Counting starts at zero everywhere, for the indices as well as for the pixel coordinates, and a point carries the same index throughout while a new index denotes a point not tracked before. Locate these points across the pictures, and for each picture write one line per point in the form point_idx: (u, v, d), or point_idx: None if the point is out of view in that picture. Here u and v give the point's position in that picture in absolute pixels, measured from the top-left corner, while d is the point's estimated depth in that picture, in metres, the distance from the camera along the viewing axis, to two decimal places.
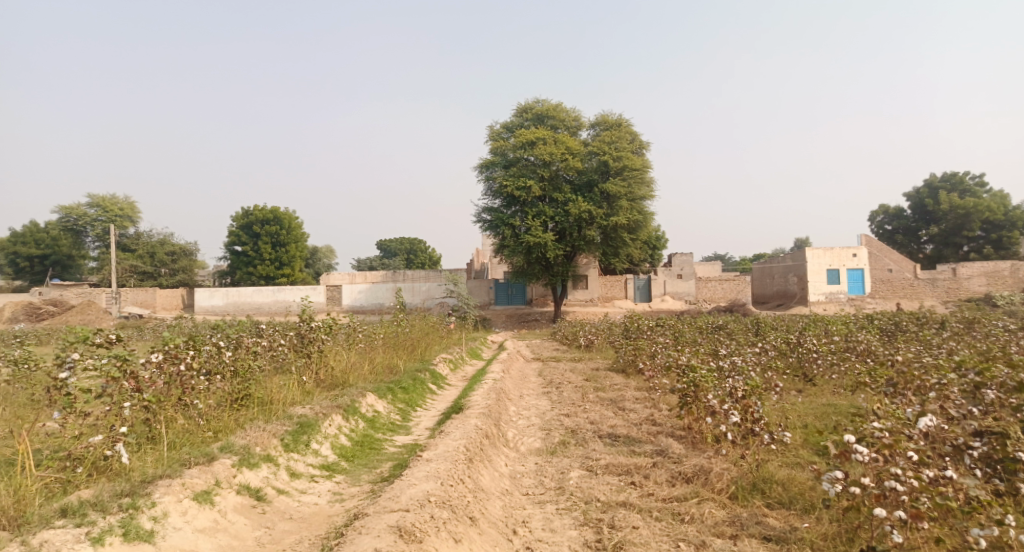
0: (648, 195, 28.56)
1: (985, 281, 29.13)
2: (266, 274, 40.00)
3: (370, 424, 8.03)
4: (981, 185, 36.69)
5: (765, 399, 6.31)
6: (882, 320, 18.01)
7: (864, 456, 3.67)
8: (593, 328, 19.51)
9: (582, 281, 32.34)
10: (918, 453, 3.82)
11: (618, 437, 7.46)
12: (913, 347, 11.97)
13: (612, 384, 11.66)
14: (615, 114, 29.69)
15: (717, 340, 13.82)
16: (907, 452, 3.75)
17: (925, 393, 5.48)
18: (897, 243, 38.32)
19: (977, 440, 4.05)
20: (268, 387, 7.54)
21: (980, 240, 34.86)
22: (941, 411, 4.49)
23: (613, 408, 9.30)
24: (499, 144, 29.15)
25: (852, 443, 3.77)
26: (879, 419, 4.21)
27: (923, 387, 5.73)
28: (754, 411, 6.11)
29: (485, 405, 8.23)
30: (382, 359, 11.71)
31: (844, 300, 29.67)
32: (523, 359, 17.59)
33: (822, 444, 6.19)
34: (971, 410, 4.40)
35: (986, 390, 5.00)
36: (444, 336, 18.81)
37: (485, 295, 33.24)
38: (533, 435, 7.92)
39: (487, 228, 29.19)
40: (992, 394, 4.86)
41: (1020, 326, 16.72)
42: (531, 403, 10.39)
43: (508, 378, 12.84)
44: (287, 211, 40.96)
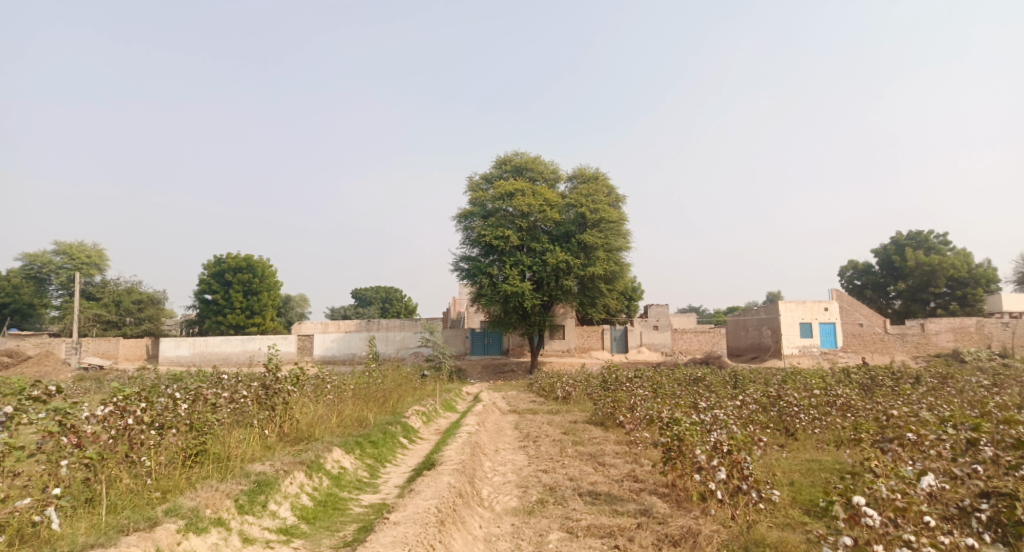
0: (625, 247, 28.74)
1: (953, 336, 29.56)
2: (236, 323, 39.01)
3: (335, 481, 7.55)
4: (944, 243, 37.79)
5: (754, 454, 6.06)
6: (857, 373, 18.00)
7: (873, 520, 3.40)
8: (570, 380, 19.16)
9: (559, 332, 32.10)
10: (924, 514, 3.56)
11: (599, 495, 7.08)
12: (892, 402, 11.84)
13: (591, 437, 11.28)
14: (592, 168, 30.15)
15: (696, 392, 13.58)
16: (913, 514, 3.50)
17: (918, 449, 5.26)
18: (866, 298, 39.02)
19: (984, 502, 3.81)
20: (227, 442, 7.07)
21: (946, 296, 35.61)
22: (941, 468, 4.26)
23: (592, 463, 8.93)
24: (478, 195, 29.28)
25: (859, 506, 3.49)
26: (879, 478, 3.95)
27: (915, 442, 5.51)
28: (742, 468, 5.84)
29: (459, 461, 7.80)
30: (352, 411, 11.22)
31: (817, 353, 29.81)
32: (500, 412, 17.11)
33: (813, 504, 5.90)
34: (972, 468, 4.17)
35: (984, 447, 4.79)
36: (417, 388, 18.26)
37: (461, 346, 32.73)
38: (509, 493, 7.50)
39: (464, 277, 28.99)
40: (990, 452, 4.66)
41: (992, 381, 16.78)
42: (508, 458, 9.95)
43: (484, 431, 12.38)
44: (261, 259, 40.37)
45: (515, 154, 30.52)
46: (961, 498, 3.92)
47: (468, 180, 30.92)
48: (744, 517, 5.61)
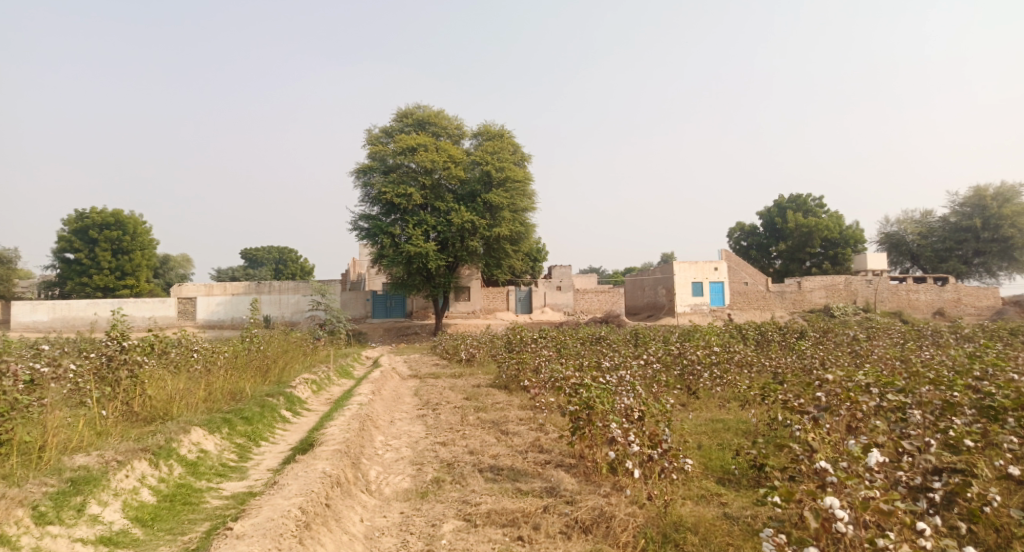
0: (530, 208, 28.18)
1: (825, 294, 31.57)
2: (104, 285, 35.12)
3: (190, 469, 6.38)
4: (820, 206, 40.20)
5: (671, 423, 5.60)
6: (749, 329, 18.48)
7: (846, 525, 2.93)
8: (474, 341, 18.48)
9: (463, 294, 31.35)
10: (885, 498, 3.07)
11: (501, 470, 6.40)
12: (784, 358, 11.99)
13: (494, 403, 10.62)
14: (497, 125, 29.06)
15: (600, 352, 13.28)
16: (875, 505, 3.01)
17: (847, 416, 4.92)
18: (751, 258, 41.14)
19: (935, 481, 3.50)
20: (45, 426, 5.72)
21: (820, 256, 38.07)
22: (883, 444, 3.90)
23: (495, 433, 8.25)
24: (376, 149, 27.44)
25: (830, 508, 3.00)
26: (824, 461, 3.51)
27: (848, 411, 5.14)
28: (658, 438, 5.33)
29: (343, 439, 6.84)
30: (224, 382, 9.87)
31: (707, 311, 30.97)
32: (399, 377, 16.17)
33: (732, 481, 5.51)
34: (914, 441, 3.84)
35: (912, 414, 4.53)
36: (308, 354, 16.86)
37: (360, 308, 31.18)
38: (400, 473, 6.65)
39: (363, 237, 27.36)
40: (917, 416, 4.48)
41: (866, 334, 17.74)
42: (403, 429, 9.06)
43: (379, 400, 11.43)
44: (132, 214, 36.40)
45: (417, 107, 28.82)
46: (907, 474, 3.55)
47: (367, 133, 28.91)
48: (660, 493, 5.08)
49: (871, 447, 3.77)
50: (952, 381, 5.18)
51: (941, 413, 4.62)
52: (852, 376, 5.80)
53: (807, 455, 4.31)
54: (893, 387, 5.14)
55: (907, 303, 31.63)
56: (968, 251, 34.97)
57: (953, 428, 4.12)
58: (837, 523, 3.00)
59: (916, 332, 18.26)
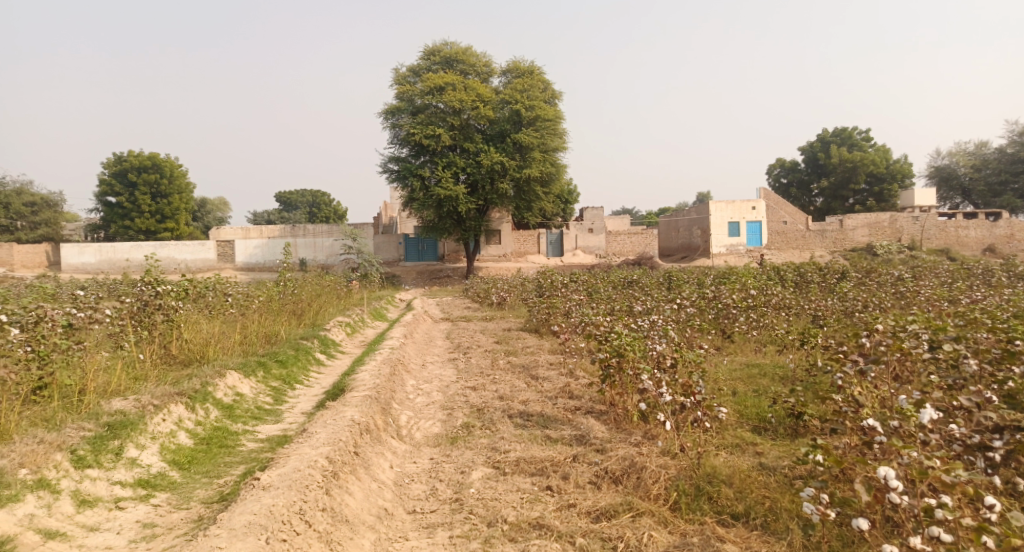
0: (561, 147, 27.49)
1: (868, 232, 30.45)
2: (145, 228, 35.96)
3: (226, 412, 6.50)
4: (866, 140, 38.32)
5: (706, 373, 5.43)
6: (788, 270, 17.95)
7: (901, 497, 2.74)
8: (505, 284, 18.41)
9: (494, 236, 31.19)
10: (936, 461, 2.87)
11: (531, 417, 6.36)
12: (824, 300, 11.59)
13: (525, 347, 10.57)
14: (527, 61, 28.05)
15: (632, 295, 13.04)
16: (931, 470, 2.81)
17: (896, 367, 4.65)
18: (791, 196, 39.81)
19: (997, 440, 3.27)
20: (84, 371, 5.86)
21: (865, 193, 36.57)
22: (938, 400, 3.66)
23: (525, 378, 8.20)
24: (404, 89, 26.85)
25: (886, 478, 2.81)
26: (873, 422, 3.32)
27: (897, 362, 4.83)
28: (693, 389, 5.16)
29: (374, 385, 6.86)
30: (259, 325, 9.99)
31: (743, 252, 30.24)
32: (430, 320, 16.27)
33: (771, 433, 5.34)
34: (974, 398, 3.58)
35: (968, 365, 4.25)
36: (342, 298, 17.03)
37: (393, 252, 31.33)
38: (431, 418, 6.68)
39: (393, 179, 27.18)
40: (973, 365, 4.18)
41: (910, 274, 17.08)
42: (434, 374, 9.09)
43: (411, 344, 11.51)
44: (168, 158, 36.79)
45: (444, 44, 27.94)
46: (964, 433, 3.34)
47: (394, 72, 28.26)
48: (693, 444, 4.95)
49: (922, 404, 3.54)
50: (1010, 327, 4.84)
51: (1000, 362, 4.32)
52: (901, 321, 5.48)
53: (852, 409, 4.08)
54: (948, 334, 4.82)
55: (955, 241, 30.32)
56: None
57: (1014, 380, 3.84)
58: (888, 493, 2.79)
59: (965, 271, 17.49)
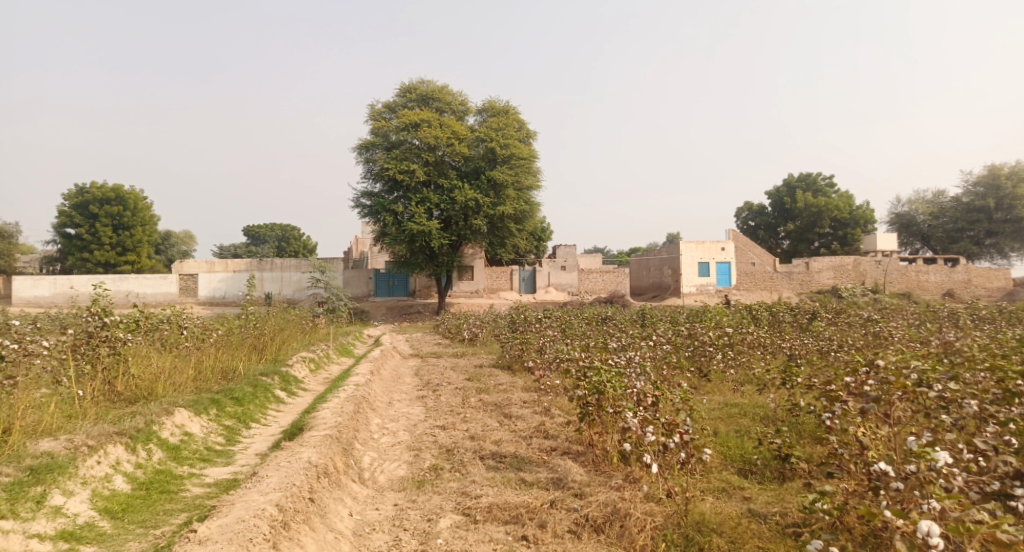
0: (534, 185, 27.57)
1: (833, 274, 30.96)
2: (105, 260, 34.78)
3: (172, 454, 5.97)
4: (830, 185, 39.41)
5: (692, 413, 5.16)
6: (760, 310, 17.96)
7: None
8: (476, 321, 18.04)
9: (466, 273, 30.88)
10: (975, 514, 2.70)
11: (504, 458, 5.97)
12: (799, 340, 11.50)
13: (497, 384, 10.17)
14: (502, 101, 28.30)
15: (606, 332, 12.79)
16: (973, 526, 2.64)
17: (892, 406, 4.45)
18: (758, 239, 40.51)
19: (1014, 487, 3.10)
20: (12, 408, 5.32)
21: (829, 237, 37.40)
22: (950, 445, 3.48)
23: (497, 416, 7.81)
24: (379, 124, 26.74)
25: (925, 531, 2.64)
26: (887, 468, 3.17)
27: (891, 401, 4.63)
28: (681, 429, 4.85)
29: (336, 424, 6.41)
30: (216, 360, 9.43)
31: (713, 292, 30.46)
32: (399, 356, 15.76)
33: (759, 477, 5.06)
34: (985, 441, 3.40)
35: (968, 405, 4.07)
36: (308, 332, 16.43)
37: (363, 287, 30.73)
38: (396, 460, 6.23)
39: (365, 214, 26.84)
40: (973, 406, 4.02)
41: (880, 316, 17.21)
42: (401, 412, 8.63)
43: (378, 381, 11.03)
44: (133, 189, 35.89)
45: (420, 82, 28.05)
46: (981, 479, 3.16)
47: (369, 108, 28.20)
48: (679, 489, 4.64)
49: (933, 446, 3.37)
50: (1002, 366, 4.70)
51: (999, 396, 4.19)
52: (890, 361, 5.32)
53: (854, 450, 3.84)
54: (943, 372, 4.66)
55: (915, 285, 30.97)
56: (979, 232, 34.31)
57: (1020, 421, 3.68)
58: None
59: (932, 313, 17.68)
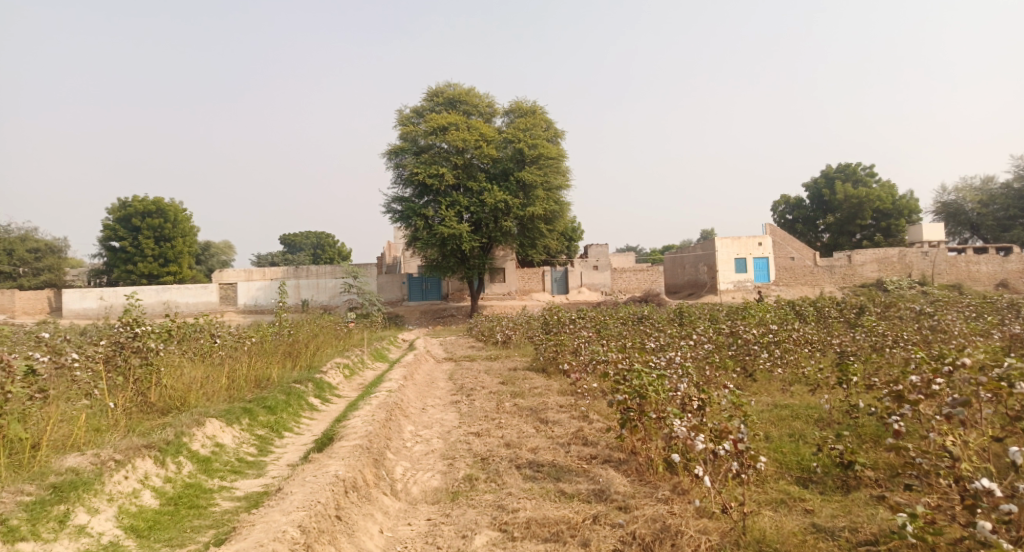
0: (564, 185, 27.21)
1: (877, 267, 29.79)
2: (148, 272, 35.61)
3: (202, 466, 5.83)
4: (871, 175, 38.04)
5: (744, 418, 4.79)
6: (803, 306, 17.25)
7: None
8: (510, 323, 17.76)
9: (499, 275, 30.66)
10: None
11: (541, 467, 5.68)
12: (849, 336, 10.90)
13: (532, 388, 9.86)
14: (529, 101, 27.99)
15: (643, 331, 12.37)
16: None
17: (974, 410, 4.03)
18: (797, 232, 39.31)
19: None
20: (42, 422, 5.26)
21: (872, 228, 36.07)
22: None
23: (533, 422, 7.52)
24: (408, 129, 26.72)
25: None
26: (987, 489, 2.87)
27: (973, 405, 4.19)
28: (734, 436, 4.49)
29: (366, 433, 6.20)
30: (249, 369, 9.35)
31: (751, 288, 29.61)
32: (433, 360, 15.58)
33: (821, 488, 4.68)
34: None
35: None
36: (342, 338, 16.38)
37: (396, 292, 30.76)
38: (430, 470, 5.98)
39: (396, 219, 26.83)
40: None
41: (932, 308, 16.35)
42: (434, 418, 8.39)
43: (412, 386, 10.84)
44: (173, 202, 36.69)
45: (447, 85, 27.96)
46: None
47: (397, 114, 28.20)
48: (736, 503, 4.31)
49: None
50: None
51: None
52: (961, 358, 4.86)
53: (935, 461, 3.44)
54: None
55: (966, 276, 29.59)
56: None
57: None
58: None
59: (989, 305, 16.73)
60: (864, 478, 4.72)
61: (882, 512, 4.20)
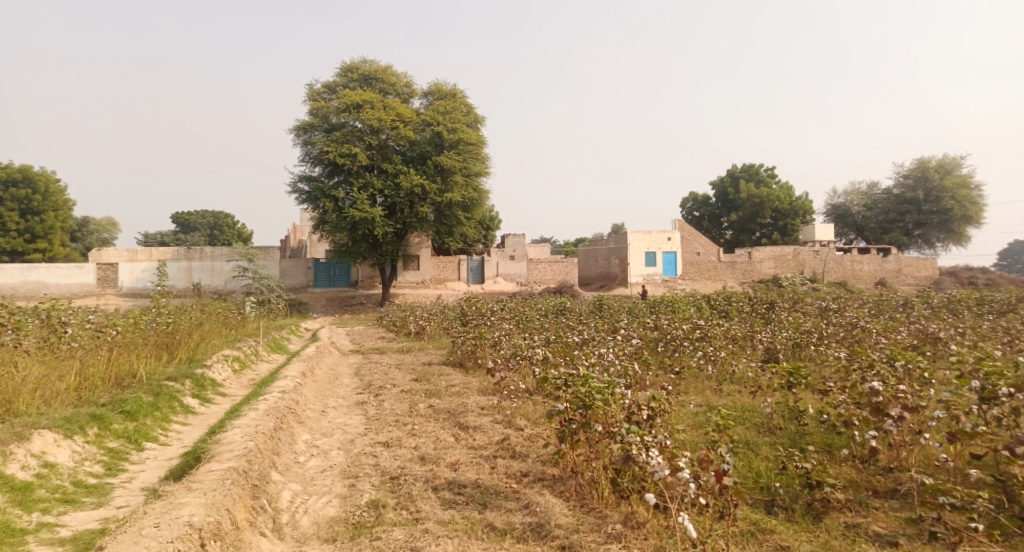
0: (483, 172, 26.21)
1: (773, 264, 30.88)
2: (11, 248, 31.37)
3: (17, 497, 4.45)
4: (772, 176, 39.72)
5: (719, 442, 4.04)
6: (719, 300, 17.21)
7: None
8: (424, 312, 16.60)
9: (412, 262, 29.24)
10: None
11: (464, 487, 4.75)
12: (770, 332, 10.65)
13: (449, 386, 8.85)
14: (450, 83, 26.65)
15: (566, 324, 11.65)
16: None
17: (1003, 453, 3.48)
18: (703, 229, 40.39)
19: None
20: None
21: (770, 227, 37.58)
22: None
23: (451, 428, 6.54)
24: (318, 104, 24.69)
25: None
26: None
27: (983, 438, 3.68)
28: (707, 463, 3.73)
29: (245, 450, 5.03)
30: (107, 364, 7.76)
31: (660, 282, 29.95)
32: (338, 353, 14.20)
33: (794, 519, 4.11)
34: None
35: None
36: (234, 327, 14.64)
37: (301, 277, 28.67)
38: (325, 494, 4.89)
39: (303, 200, 24.86)
40: None
41: (837, 305, 16.73)
42: (337, 424, 7.25)
43: (310, 383, 9.57)
44: (43, 171, 32.51)
45: (362, 61, 26.14)
46: None
47: (307, 88, 26.06)
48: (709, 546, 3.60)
49: None
50: None
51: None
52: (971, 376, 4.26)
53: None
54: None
55: (850, 274, 31.30)
56: (909, 223, 35.24)
57: None
58: None
59: (886, 303, 17.27)
60: (832, 500, 4.23)
61: (867, 549, 3.65)
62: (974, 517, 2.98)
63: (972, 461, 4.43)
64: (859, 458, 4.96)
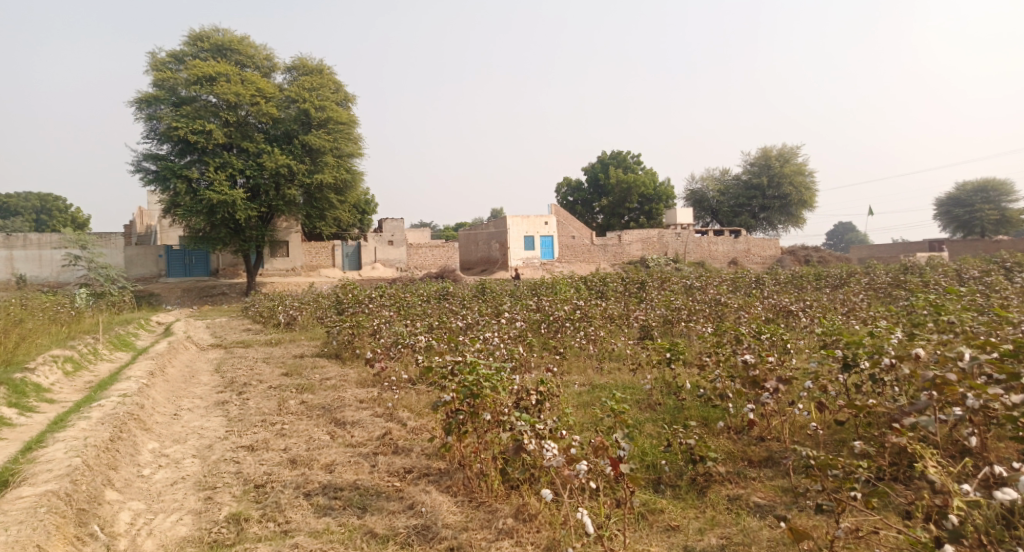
0: (355, 153, 25.03)
1: (641, 246, 32.45)
2: None
3: None
4: (637, 163, 41.70)
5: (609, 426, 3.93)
6: (595, 281, 17.70)
7: None
8: (294, 301, 15.52)
9: (280, 248, 27.51)
10: None
11: (341, 491, 4.32)
12: (645, 310, 11.00)
13: (324, 380, 8.22)
14: (316, 59, 25.08)
15: (448, 309, 11.32)
16: None
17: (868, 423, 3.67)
18: (576, 213, 41.48)
19: None
20: None
21: (637, 211, 39.49)
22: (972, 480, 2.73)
23: (326, 425, 6.01)
24: (163, 75, 22.19)
25: None
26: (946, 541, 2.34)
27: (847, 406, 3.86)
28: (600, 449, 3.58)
29: (70, 468, 4.23)
30: None
31: (537, 265, 30.42)
32: (195, 348, 12.86)
33: (681, 497, 4.12)
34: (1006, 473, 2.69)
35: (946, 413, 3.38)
36: (67, 324, 12.79)
37: (151, 266, 25.91)
38: (175, 511, 4.24)
39: (150, 181, 22.34)
40: (935, 416, 3.38)
41: (700, 283, 17.80)
42: (192, 428, 6.44)
43: (161, 384, 8.50)
44: None
45: (215, 30, 23.85)
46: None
47: (149, 56, 23.35)
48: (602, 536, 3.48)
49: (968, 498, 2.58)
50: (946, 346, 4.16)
51: (982, 375, 3.48)
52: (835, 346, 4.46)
53: (849, 478, 2.96)
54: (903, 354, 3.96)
55: (708, 255, 33.72)
56: (755, 207, 38.56)
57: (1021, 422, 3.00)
58: None
59: (741, 280, 18.65)
60: (714, 474, 4.28)
61: (750, 521, 3.72)
62: (850, 485, 3.08)
63: (834, 426, 4.70)
64: (734, 430, 5.13)
